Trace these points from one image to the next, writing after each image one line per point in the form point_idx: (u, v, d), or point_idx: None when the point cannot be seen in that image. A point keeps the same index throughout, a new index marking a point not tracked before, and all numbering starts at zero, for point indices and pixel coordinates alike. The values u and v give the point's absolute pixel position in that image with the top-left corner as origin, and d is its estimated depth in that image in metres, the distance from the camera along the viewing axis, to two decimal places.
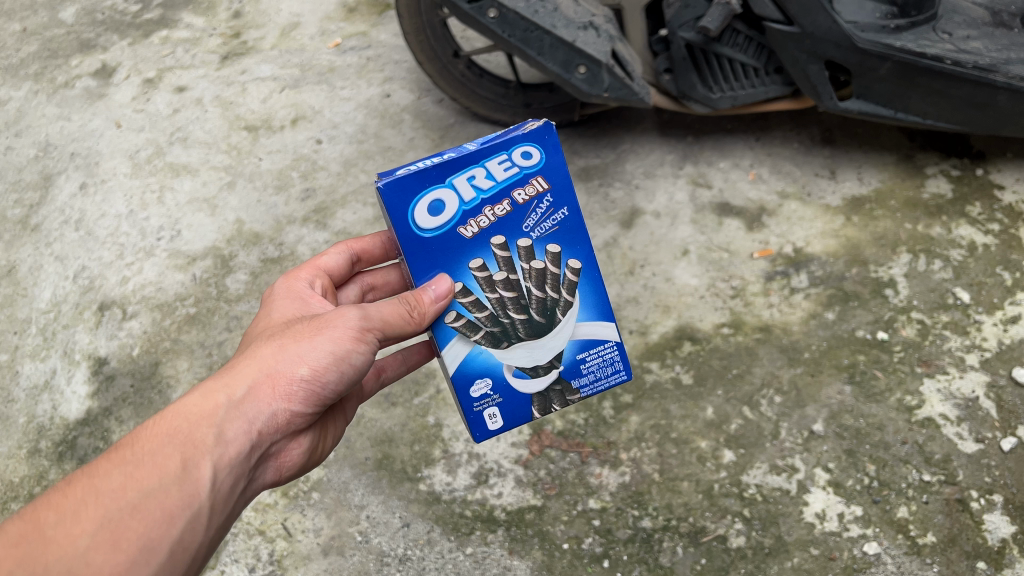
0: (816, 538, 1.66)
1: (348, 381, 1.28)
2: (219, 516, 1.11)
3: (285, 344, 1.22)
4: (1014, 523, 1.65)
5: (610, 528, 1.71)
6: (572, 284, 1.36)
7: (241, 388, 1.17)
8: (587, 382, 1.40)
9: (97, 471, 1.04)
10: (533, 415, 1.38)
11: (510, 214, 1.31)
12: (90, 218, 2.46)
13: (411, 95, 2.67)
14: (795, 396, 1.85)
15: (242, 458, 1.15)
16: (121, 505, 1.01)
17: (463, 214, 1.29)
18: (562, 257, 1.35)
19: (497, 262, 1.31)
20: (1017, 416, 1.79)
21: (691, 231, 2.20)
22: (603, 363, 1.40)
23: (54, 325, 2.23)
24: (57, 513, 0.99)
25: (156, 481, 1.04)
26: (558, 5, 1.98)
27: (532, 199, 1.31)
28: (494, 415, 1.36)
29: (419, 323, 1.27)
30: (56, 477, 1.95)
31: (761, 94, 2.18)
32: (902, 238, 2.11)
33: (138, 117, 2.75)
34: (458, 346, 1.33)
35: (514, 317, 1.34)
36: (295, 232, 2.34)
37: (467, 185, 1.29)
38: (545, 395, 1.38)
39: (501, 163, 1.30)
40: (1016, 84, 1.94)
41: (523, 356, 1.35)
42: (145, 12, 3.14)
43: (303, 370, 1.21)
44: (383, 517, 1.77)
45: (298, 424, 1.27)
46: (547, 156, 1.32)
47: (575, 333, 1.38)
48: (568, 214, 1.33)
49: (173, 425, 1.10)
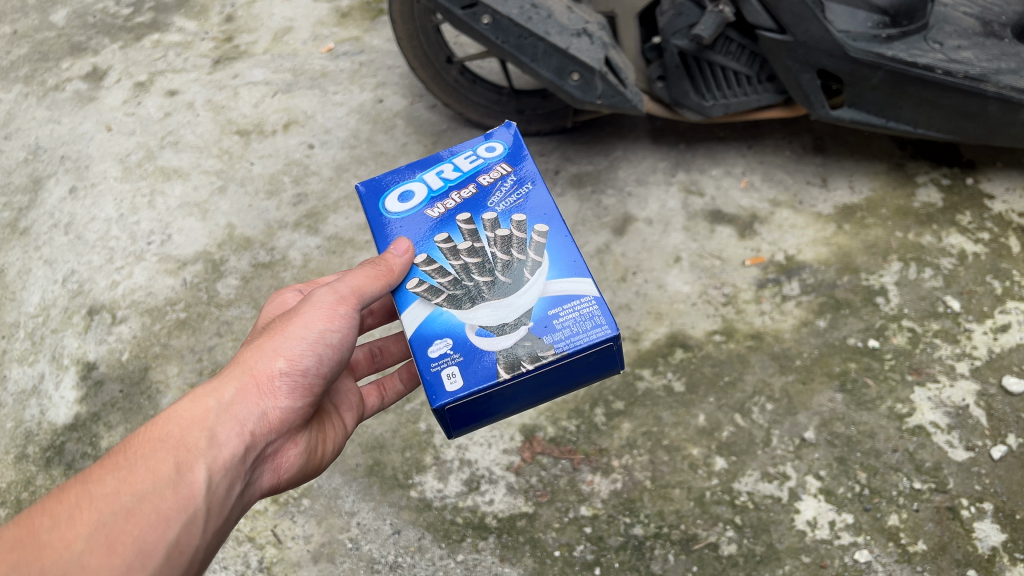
0: (807, 546, 1.66)
1: (331, 368, 1.30)
2: (216, 520, 1.11)
3: (264, 344, 1.26)
4: (1004, 531, 1.66)
5: (601, 536, 1.70)
6: (540, 245, 1.32)
7: (229, 391, 1.20)
8: (561, 339, 1.21)
9: (92, 477, 1.07)
10: (498, 376, 1.19)
11: (475, 194, 1.39)
12: (79, 221, 2.45)
13: (404, 101, 2.67)
14: (787, 404, 1.85)
15: (237, 460, 1.17)
16: (114, 506, 1.03)
17: (431, 199, 1.40)
18: (528, 224, 1.34)
19: (462, 233, 1.33)
20: (1007, 425, 1.79)
21: (683, 239, 2.20)
22: (579, 318, 1.23)
23: (42, 329, 2.21)
24: (51, 518, 1.01)
25: (150, 484, 1.06)
26: (550, 12, 1.99)
27: (496, 180, 1.40)
28: (452, 374, 1.21)
29: (388, 278, 1.29)
30: (43, 484, 1.93)
31: (753, 103, 2.18)
32: (893, 247, 2.11)
33: (129, 121, 2.74)
34: (418, 308, 1.28)
35: (478, 279, 1.29)
36: (286, 237, 2.33)
37: (436, 177, 1.43)
38: (512, 352, 1.21)
39: (467, 159, 1.46)
40: (1007, 94, 1.95)
41: (487, 314, 1.25)
42: (136, 15, 3.13)
43: (281, 364, 1.23)
44: (373, 524, 1.76)
45: (293, 424, 1.28)
46: (509, 150, 1.46)
47: (545, 291, 1.27)
48: (532, 188, 1.39)
49: (164, 431, 1.14)
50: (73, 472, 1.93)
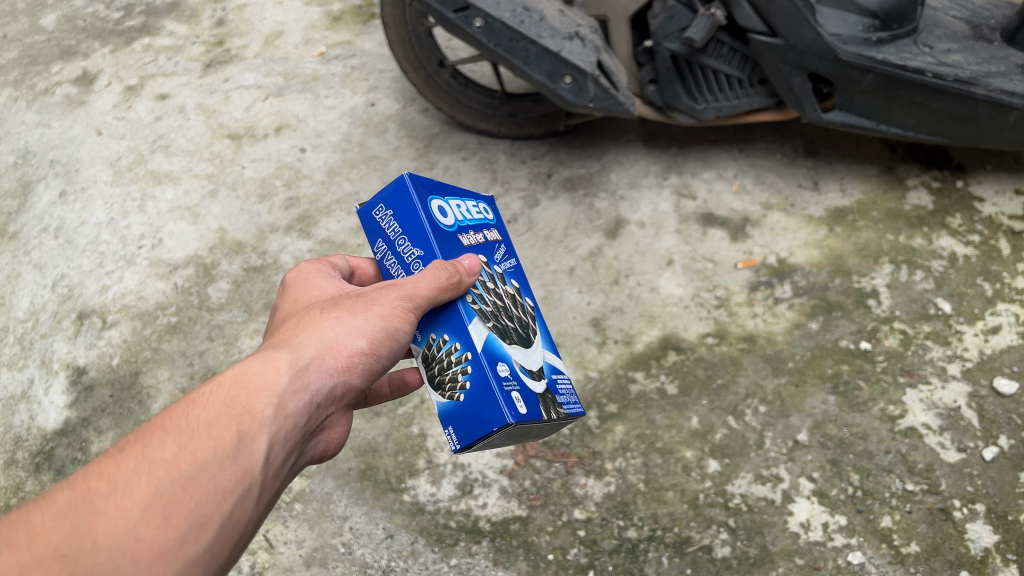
0: (801, 548, 1.66)
1: (394, 357, 1.19)
2: (267, 495, 0.98)
3: (342, 318, 1.14)
4: (997, 532, 1.66)
5: (595, 539, 1.70)
6: (531, 316, 1.33)
7: (302, 359, 1.07)
8: (564, 400, 1.26)
9: (149, 439, 0.91)
10: (544, 415, 1.17)
11: (484, 244, 1.30)
12: (69, 226, 2.43)
13: (396, 104, 2.67)
14: (779, 406, 1.85)
15: (298, 433, 1.04)
16: (177, 473, 0.88)
17: (459, 226, 1.26)
18: (522, 294, 1.35)
19: (486, 273, 1.26)
20: (998, 426, 1.80)
21: (675, 242, 2.20)
22: (569, 391, 1.29)
23: (31, 334, 2.20)
24: (108, 482, 0.86)
25: (211, 452, 0.91)
26: (543, 16, 1.99)
27: (494, 240, 1.34)
28: (519, 399, 1.14)
29: (460, 289, 1.16)
30: (33, 489, 1.91)
31: (744, 106, 2.19)
32: (884, 249, 2.12)
33: (119, 124, 2.73)
34: (481, 325, 1.17)
35: (508, 323, 1.24)
36: (278, 241, 2.32)
37: (455, 207, 1.29)
38: (546, 398, 1.21)
39: (471, 204, 1.34)
40: (997, 97, 1.97)
41: (522, 356, 1.22)
42: (126, 19, 3.12)
43: (363, 343, 1.12)
44: (366, 529, 1.75)
45: (345, 400, 1.16)
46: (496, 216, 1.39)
47: (544, 357, 1.29)
48: (515, 265, 1.37)
49: (229, 393, 0.98)
50: (63, 477, 1.92)
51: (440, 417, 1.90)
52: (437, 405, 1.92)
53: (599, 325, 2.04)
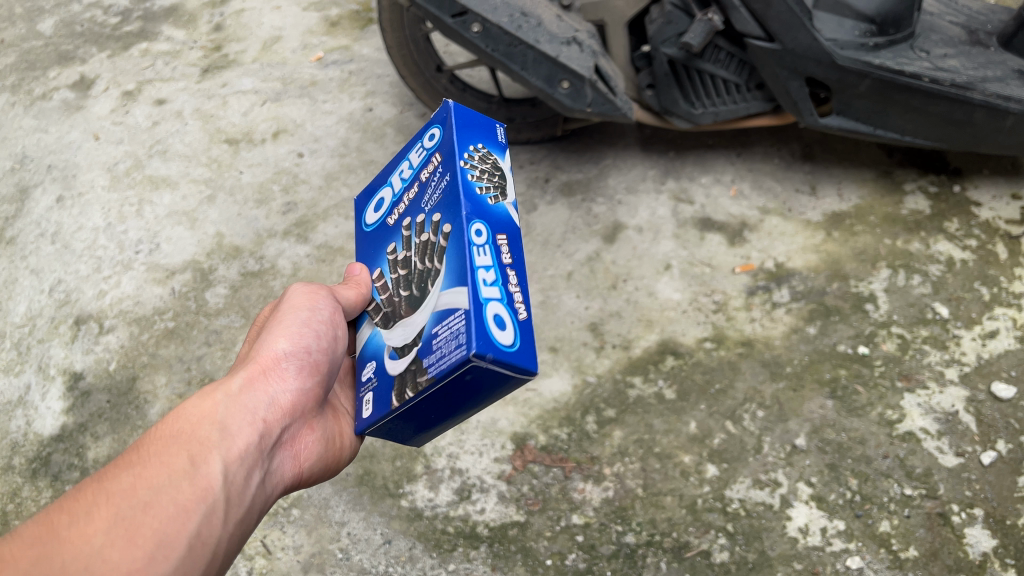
0: (799, 553, 1.65)
1: (334, 352, 1.29)
2: (237, 511, 1.02)
3: (263, 339, 1.25)
4: (995, 537, 1.66)
5: (593, 544, 1.70)
6: (440, 249, 1.09)
7: (235, 383, 1.16)
8: (434, 361, 1.02)
9: (106, 475, 0.96)
10: (390, 404, 1.10)
11: (415, 196, 1.23)
12: (66, 230, 2.43)
13: (394, 109, 2.67)
14: (778, 411, 1.85)
15: (252, 450, 1.09)
16: (134, 497, 0.92)
17: (389, 206, 1.30)
18: (442, 222, 1.11)
19: (401, 243, 1.23)
20: (996, 430, 1.80)
21: (673, 246, 2.20)
22: (451, 337, 1.01)
23: (28, 339, 2.19)
24: (70, 515, 0.89)
25: (166, 476, 0.96)
26: (540, 21, 1.99)
27: (428, 175, 1.22)
28: (368, 400, 1.18)
29: (361, 288, 1.28)
30: (29, 495, 1.90)
31: (742, 110, 2.20)
32: (881, 254, 2.12)
33: (117, 129, 2.73)
34: (367, 328, 1.29)
35: (403, 292, 1.18)
36: (275, 246, 2.32)
37: (394, 181, 1.32)
38: (402, 377, 1.09)
39: (416, 153, 1.28)
40: (993, 102, 1.97)
41: (399, 335, 1.15)
42: (124, 24, 3.13)
43: (284, 347, 1.22)
44: (364, 534, 1.75)
45: (302, 416, 1.23)
46: (448, 130, 1.21)
47: (437, 303, 1.06)
48: (451, 178, 1.13)
49: (175, 427, 1.05)
50: (59, 483, 1.91)
51: None
52: None
53: (597, 329, 2.04)
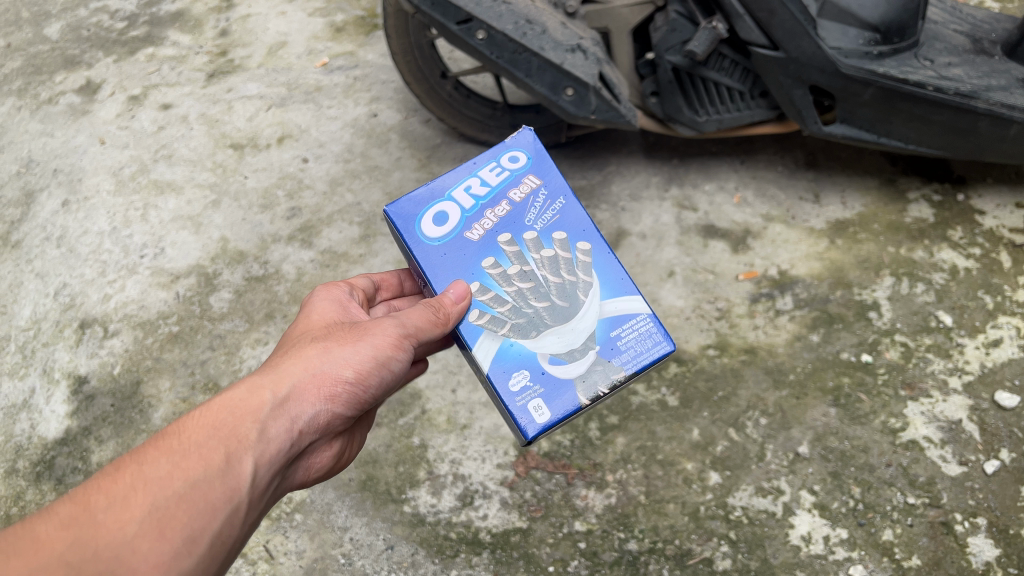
0: (802, 561, 1.65)
1: (384, 387, 1.29)
2: (254, 513, 1.07)
3: (331, 348, 1.22)
4: (998, 546, 1.66)
5: (596, 551, 1.70)
6: (586, 264, 1.37)
7: (288, 386, 1.15)
8: (628, 359, 1.32)
9: (144, 458, 1.00)
10: (581, 401, 1.27)
11: (510, 213, 1.37)
12: (71, 234, 2.43)
13: (398, 115, 2.69)
14: (781, 418, 1.85)
15: (282, 455, 1.12)
16: (169, 491, 0.97)
17: (468, 219, 1.36)
18: (571, 242, 1.38)
19: (508, 257, 1.34)
20: (1000, 439, 1.80)
21: (677, 253, 2.21)
22: (640, 336, 1.34)
23: (33, 343, 2.20)
24: (107, 498, 0.95)
25: (203, 472, 1.00)
26: (545, 28, 1.99)
27: (527, 196, 1.39)
28: (539, 406, 1.26)
29: (445, 324, 1.26)
30: (33, 499, 1.90)
31: (746, 118, 2.20)
32: (885, 262, 2.13)
33: (123, 134, 2.74)
34: (489, 341, 1.29)
35: (537, 305, 1.32)
36: (280, 251, 2.32)
37: (466, 193, 1.38)
38: (589, 378, 1.29)
39: (493, 171, 1.41)
40: (997, 110, 1.98)
41: (556, 342, 1.30)
42: (130, 28, 3.14)
43: (349, 373, 1.21)
44: (366, 540, 1.75)
45: (334, 427, 1.24)
46: (532, 159, 1.43)
47: (602, 313, 1.34)
48: (565, 202, 1.40)
49: (218, 419, 1.07)
50: (63, 486, 1.91)
51: (441, 428, 1.90)
52: (438, 415, 1.92)
53: None
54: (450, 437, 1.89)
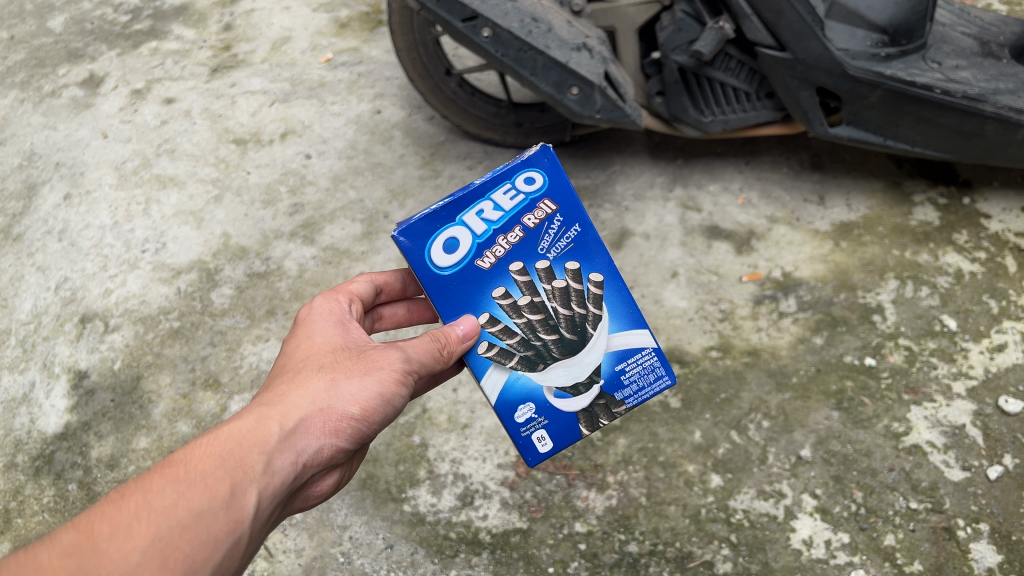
0: (803, 565, 1.64)
1: (383, 423, 1.25)
2: (252, 545, 1.04)
3: (337, 381, 1.18)
4: (1001, 552, 1.64)
5: (596, 553, 1.69)
6: (598, 297, 1.35)
7: (294, 419, 1.12)
8: (631, 393, 1.37)
9: (149, 485, 0.97)
10: (582, 434, 1.34)
11: (524, 240, 1.31)
12: (73, 228, 2.43)
13: (402, 112, 2.68)
14: (783, 421, 1.84)
15: (284, 488, 1.09)
16: (174, 523, 0.94)
17: (479, 247, 1.29)
18: (584, 272, 1.34)
19: (519, 288, 1.31)
20: (1003, 445, 1.78)
21: (680, 254, 2.20)
22: (644, 371, 1.37)
23: (33, 337, 2.19)
24: (111, 525, 0.92)
25: (208, 502, 0.97)
26: (551, 26, 1.98)
27: (542, 222, 1.31)
28: (543, 437, 1.33)
29: (447, 361, 1.26)
30: (32, 493, 1.89)
31: (752, 119, 2.19)
32: (890, 265, 2.12)
33: (125, 128, 2.73)
34: (496, 374, 1.31)
35: (546, 338, 1.32)
36: (281, 247, 2.31)
37: (478, 219, 1.29)
38: (591, 412, 1.34)
39: (507, 193, 1.30)
40: (1005, 114, 1.96)
41: (562, 376, 1.33)
42: (134, 22, 3.13)
43: (354, 411, 1.17)
44: (366, 539, 1.74)
45: (334, 461, 1.21)
46: (550, 178, 1.32)
47: (609, 346, 1.35)
48: (581, 229, 1.34)
49: (225, 448, 1.04)
50: (62, 481, 1.90)
51: (442, 427, 1.89)
52: (439, 414, 1.92)
53: None
54: (451, 436, 1.88)
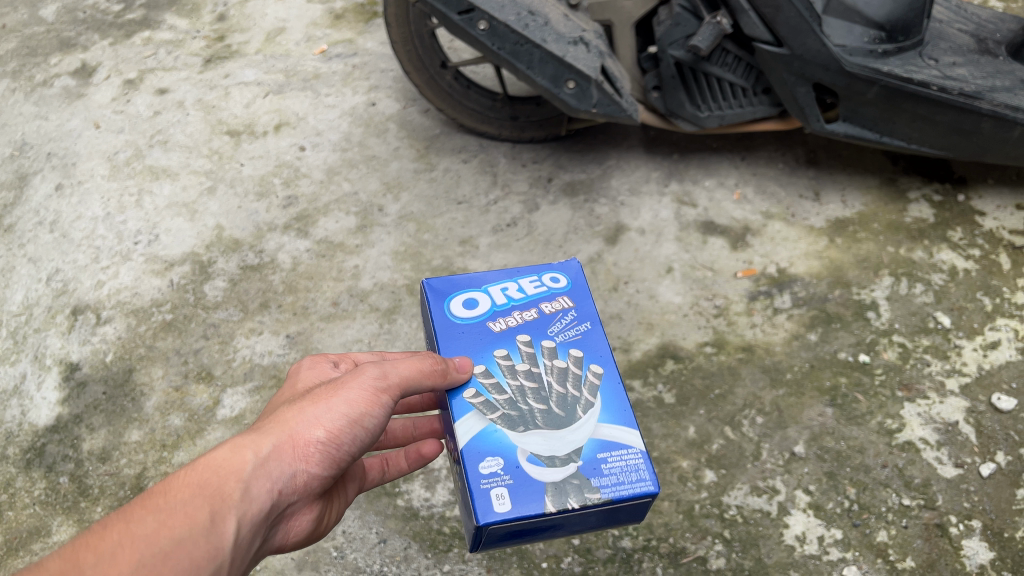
0: (796, 562, 1.64)
1: (362, 447, 1.22)
2: (235, 573, 1.04)
3: (306, 406, 1.16)
4: (993, 549, 1.64)
5: (589, 548, 1.68)
6: (596, 386, 1.23)
7: (267, 446, 1.11)
8: (608, 484, 1.12)
9: (131, 516, 0.98)
10: (547, 507, 1.08)
11: (537, 319, 1.30)
12: (65, 219, 2.41)
13: (397, 105, 2.67)
14: (777, 417, 1.84)
15: (263, 517, 1.08)
16: (150, 553, 0.95)
17: (495, 312, 1.30)
18: (586, 362, 1.25)
19: (521, 354, 1.24)
20: (996, 442, 1.79)
21: (676, 249, 2.20)
22: (627, 468, 1.14)
23: (24, 328, 2.16)
24: (93, 556, 0.93)
25: (186, 530, 0.98)
26: (547, 20, 1.98)
27: (558, 311, 1.31)
28: (501, 495, 1.09)
29: (438, 379, 1.17)
30: (22, 486, 1.86)
31: (747, 115, 2.18)
32: (884, 261, 2.12)
33: (118, 118, 2.71)
34: (474, 420, 1.16)
35: (533, 405, 1.19)
36: (275, 240, 2.30)
37: (500, 292, 1.33)
38: (562, 487, 1.10)
39: (533, 283, 1.36)
40: (1001, 112, 1.97)
41: (539, 442, 1.15)
42: (127, 12, 3.11)
43: (323, 432, 1.14)
44: (359, 533, 1.73)
45: (314, 490, 1.19)
46: (573, 283, 1.37)
47: (596, 432, 1.17)
48: (592, 328, 1.30)
49: (204, 477, 1.04)
50: (53, 474, 1.87)
51: None
52: None
53: None
54: None
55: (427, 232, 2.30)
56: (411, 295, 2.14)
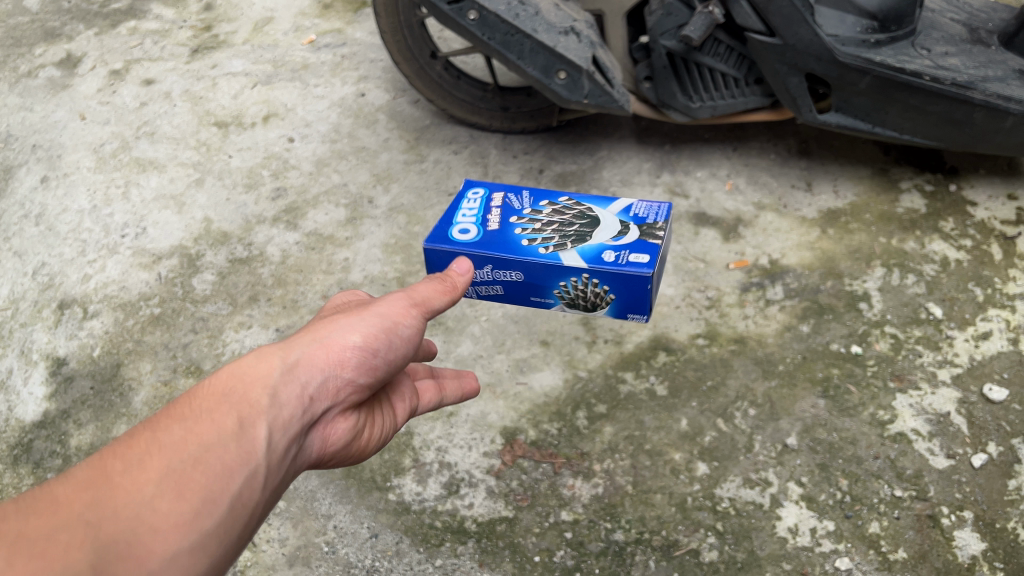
0: (788, 553, 1.62)
1: (395, 360, 1.26)
2: (273, 479, 1.05)
3: (335, 321, 1.22)
4: (984, 540, 1.64)
5: (582, 541, 1.65)
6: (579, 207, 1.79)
7: (296, 355, 1.14)
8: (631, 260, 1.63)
9: (159, 425, 1.01)
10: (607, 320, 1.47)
11: (502, 212, 1.77)
12: (51, 212, 2.38)
13: (387, 95, 2.65)
14: (769, 409, 1.83)
15: (296, 423, 1.10)
16: (177, 457, 0.96)
17: (480, 226, 1.73)
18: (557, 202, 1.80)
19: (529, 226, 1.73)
20: (988, 433, 1.79)
21: (668, 241, 2.19)
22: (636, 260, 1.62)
23: (10, 323, 2.14)
24: (123, 462, 0.95)
25: (215, 436, 1.00)
26: (538, 10, 1.96)
27: (506, 202, 1.79)
28: None
29: (452, 291, 1.39)
30: (9, 482, 1.84)
31: (740, 105, 2.17)
32: (876, 252, 2.12)
33: (104, 109, 2.68)
34: None
35: None
36: (264, 232, 2.28)
37: (463, 219, 1.74)
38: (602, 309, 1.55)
39: (469, 207, 1.78)
40: (994, 101, 1.96)
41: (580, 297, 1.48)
42: (112, 2, 3.09)
43: (354, 339, 1.19)
44: (351, 528, 1.70)
45: (346, 404, 1.20)
46: (491, 187, 1.84)
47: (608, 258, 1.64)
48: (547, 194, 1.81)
49: (228, 384, 1.07)
50: (41, 470, 1.85)
51: (427, 415, 1.86)
52: None
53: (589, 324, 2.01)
54: (437, 424, 1.84)
55: (418, 224, 2.28)
56: (402, 287, 2.13)
